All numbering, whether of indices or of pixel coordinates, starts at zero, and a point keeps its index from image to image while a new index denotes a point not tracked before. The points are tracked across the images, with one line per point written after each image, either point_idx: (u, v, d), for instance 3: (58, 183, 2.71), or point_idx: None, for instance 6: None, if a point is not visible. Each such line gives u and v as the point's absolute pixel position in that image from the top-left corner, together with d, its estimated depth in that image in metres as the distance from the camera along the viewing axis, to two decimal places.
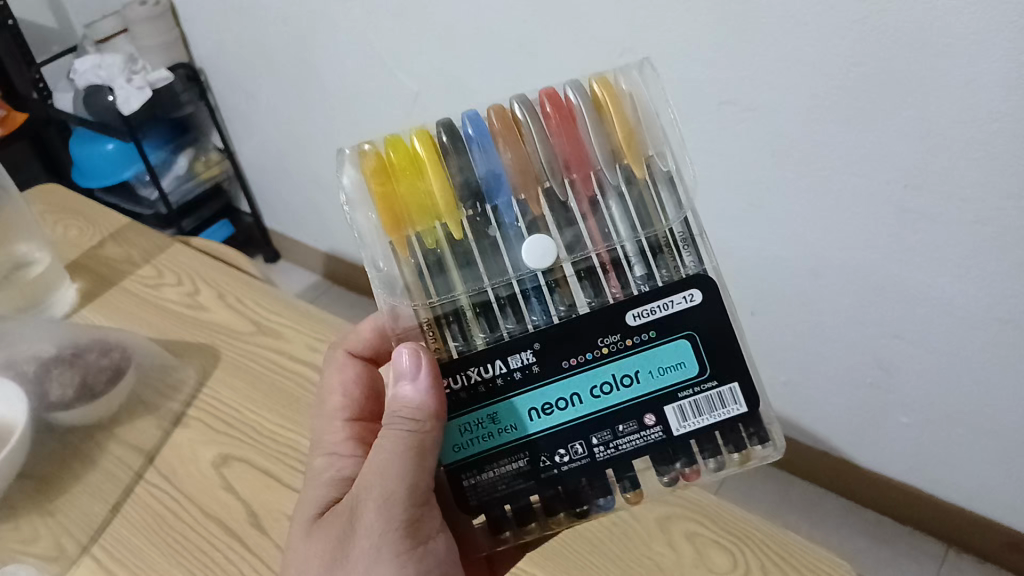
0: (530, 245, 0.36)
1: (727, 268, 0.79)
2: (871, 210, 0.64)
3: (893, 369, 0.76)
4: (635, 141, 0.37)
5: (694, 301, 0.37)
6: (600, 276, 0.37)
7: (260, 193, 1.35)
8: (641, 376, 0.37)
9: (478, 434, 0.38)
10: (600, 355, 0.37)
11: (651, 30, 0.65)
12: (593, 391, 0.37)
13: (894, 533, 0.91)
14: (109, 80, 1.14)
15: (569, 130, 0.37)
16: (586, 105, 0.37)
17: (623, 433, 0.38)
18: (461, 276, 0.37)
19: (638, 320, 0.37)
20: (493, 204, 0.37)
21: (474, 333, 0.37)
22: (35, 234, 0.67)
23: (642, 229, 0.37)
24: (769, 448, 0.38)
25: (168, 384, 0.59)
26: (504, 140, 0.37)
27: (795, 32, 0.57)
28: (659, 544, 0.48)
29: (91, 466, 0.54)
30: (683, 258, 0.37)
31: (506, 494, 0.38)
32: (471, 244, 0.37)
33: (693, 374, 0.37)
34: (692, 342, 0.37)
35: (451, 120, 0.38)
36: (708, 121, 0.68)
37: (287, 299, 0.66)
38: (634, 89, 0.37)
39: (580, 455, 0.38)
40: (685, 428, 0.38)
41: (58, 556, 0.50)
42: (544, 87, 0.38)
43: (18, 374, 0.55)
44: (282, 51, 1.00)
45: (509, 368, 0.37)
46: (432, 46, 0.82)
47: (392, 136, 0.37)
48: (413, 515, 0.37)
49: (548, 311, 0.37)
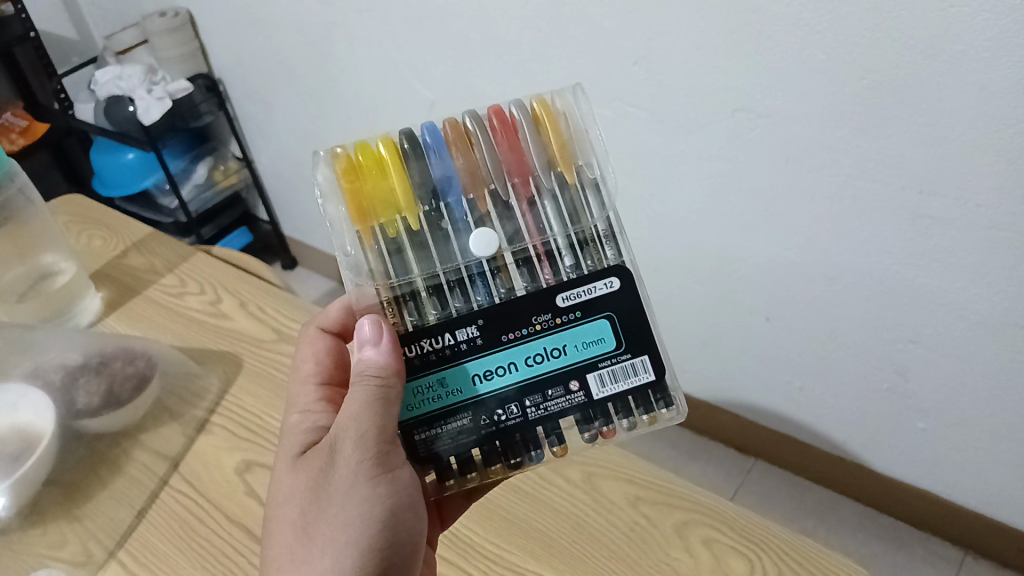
0: (478, 237, 0.39)
1: (742, 274, 0.80)
2: (887, 217, 0.64)
3: (909, 374, 0.76)
4: (567, 151, 0.41)
5: (614, 287, 0.40)
6: (535, 264, 0.40)
7: (277, 201, 1.36)
8: (569, 349, 0.40)
9: (428, 396, 0.40)
10: (533, 331, 0.40)
11: (664, 39, 0.65)
12: (528, 360, 0.40)
13: (911, 538, 0.91)
14: (130, 91, 1.16)
15: (512, 140, 0.40)
16: (525, 119, 0.40)
17: (552, 396, 0.40)
18: (416, 260, 0.40)
19: (567, 302, 0.40)
20: (446, 201, 0.40)
21: (427, 310, 0.40)
22: (61, 245, 0.69)
23: (572, 225, 0.40)
24: (673, 411, 0.41)
25: (191, 391, 0.60)
26: (457, 148, 0.40)
27: (810, 40, 0.58)
28: (678, 550, 0.48)
29: (117, 472, 0.55)
30: (605, 252, 0.41)
31: (449, 449, 0.40)
32: (426, 235, 0.40)
33: (611, 349, 0.40)
34: (611, 321, 0.40)
35: (411, 130, 0.41)
36: (721, 129, 0.68)
37: (308, 308, 0.67)
38: (568, 109, 0.41)
39: (515, 416, 0.40)
40: (604, 393, 0.40)
41: (86, 561, 0.51)
42: (492, 105, 0.41)
43: (45, 382, 0.55)
44: (300, 61, 1.01)
45: (456, 340, 0.40)
46: (447, 57, 0.84)
47: (361, 141, 0.40)
48: (382, 447, 0.38)
49: (491, 292, 0.40)
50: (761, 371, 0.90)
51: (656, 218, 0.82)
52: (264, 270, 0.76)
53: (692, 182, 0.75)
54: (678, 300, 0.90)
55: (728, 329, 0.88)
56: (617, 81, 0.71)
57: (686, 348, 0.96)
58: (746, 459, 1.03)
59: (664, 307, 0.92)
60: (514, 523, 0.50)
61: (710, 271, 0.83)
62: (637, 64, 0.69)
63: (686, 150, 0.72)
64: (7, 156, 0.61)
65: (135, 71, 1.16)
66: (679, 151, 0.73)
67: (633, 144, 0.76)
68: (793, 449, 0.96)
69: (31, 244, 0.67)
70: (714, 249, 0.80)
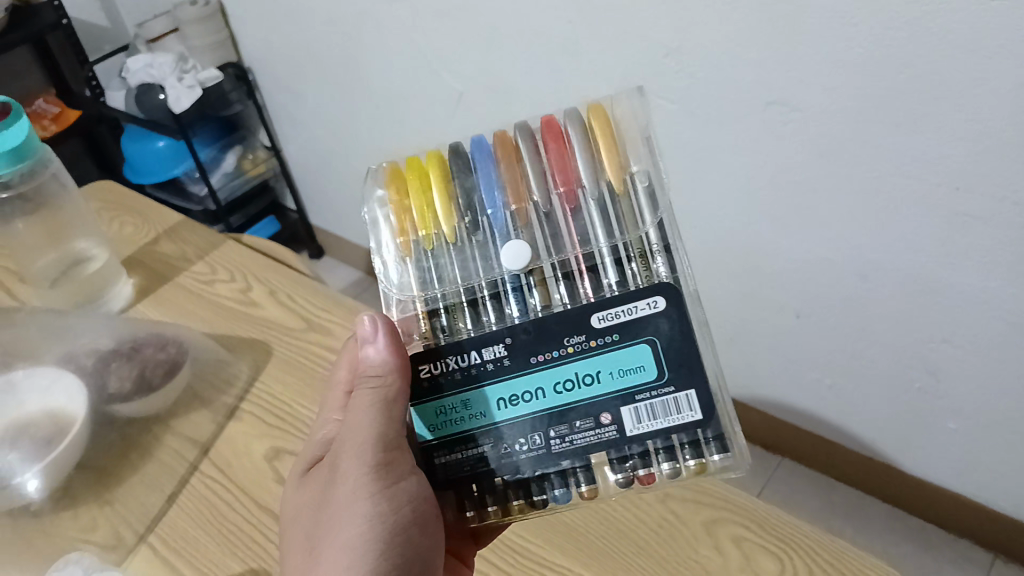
0: (509, 248, 0.38)
1: (772, 269, 0.79)
2: (924, 214, 0.63)
3: (941, 374, 0.75)
4: (615, 157, 0.37)
5: (658, 307, 0.37)
6: (576, 279, 0.38)
7: (306, 191, 1.37)
8: (603, 376, 0.38)
9: (450, 417, 0.39)
10: (566, 353, 0.38)
11: (696, 31, 0.64)
12: (557, 387, 0.38)
13: (939, 540, 0.90)
14: (161, 79, 1.17)
15: (559, 148, 0.38)
16: (576, 127, 0.38)
17: (580, 429, 0.38)
18: (454, 274, 0.39)
19: (604, 323, 0.37)
20: (485, 214, 0.38)
21: (459, 324, 0.39)
22: (93, 230, 0.69)
23: (619, 234, 0.38)
24: (730, 460, 0.37)
25: (223, 377, 0.61)
26: (503, 162, 0.38)
27: (844, 32, 0.57)
28: (706, 548, 0.48)
29: (147, 457, 0.56)
30: (658, 266, 0.37)
31: (470, 475, 0.39)
32: (464, 248, 0.39)
33: (652, 379, 0.37)
34: (653, 347, 0.37)
35: (464, 144, 0.40)
36: (754, 122, 0.67)
37: (336, 296, 0.67)
38: (625, 113, 0.38)
39: (537, 447, 0.38)
40: (638, 430, 0.37)
41: (117, 545, 0.51)
42: (544, 115, 0.40)
43: (78, 367, 0.56)
44: (330, 51, 1.01)
45: (482, 359, 0.38)
46: (476, 47, 0.83)
47: (414, 155, 0.40)
48: (382, 459, 0.39)
49: (526, 307, 0.38)
50: (790, 368, 0.89)
51: (683, 212, 0.81)
52: (297, 261, 0.76)
53: (722, 177, 0.74)
54: (705, 296, 0.89)
55: (757, 325, 0.87)
56: (647, 74, 0.71)
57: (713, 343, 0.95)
58: (772, 456, 1.02)
59: None
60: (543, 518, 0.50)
61: (739, 266, 0.82)
62: (669, 56, 0.68)
63: (718, 144, 0.72)
64: (42, 142, 0.61)
65: (166, 60, 1.17)
66: (711, 144, 0.72)
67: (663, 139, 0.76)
68: (820, 448, 0.96)
69: (65, 229, 0.68)
70: (744, 243, 0.79)
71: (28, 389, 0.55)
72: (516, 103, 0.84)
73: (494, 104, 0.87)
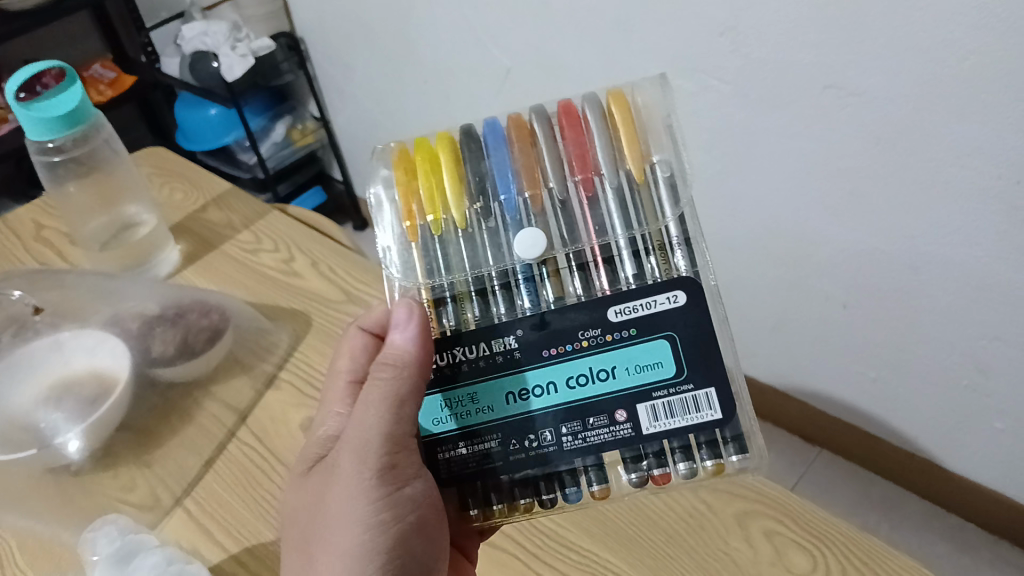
0: (524, 236, 0.37)
1: (821, 257, 0.77)
2: (981, 208, 0.61)
3: (991, 372, 0.73)
4: (636, 145, 0.37)
5: (678, 302, 0.37)
6: (591, 270, 0.38)
7: (352, 162, 1.37)
8: (618, 371, 0.37)
9: (457, 411, 0.38)
10: (579, 348, 0.37)
11: (753, 9, 0.63)
12: (569, 382, 0.37)
13: (979, 541, 0.88)
14: (215, 47, 1.17)
15: (577, 135, 0.38)
16: (594, 113, 0.38)
17: (593, 426, 0.37)
18: (462, 261, 0.38)
19: (620, 317, 0.37)
20: (498, 200, 0.38)
21: (466, 313, 0.38)
22: (142, 197, 0.71)
23: (638, 226, 0.37)
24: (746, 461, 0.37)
25: (262, 345, 0.61)
26: (517, 144, 0.38)
27: (908, 16, 0.55)
28: (737, 540, 0.47)
29: (188, 420, 0.56)
30: (677, 260, 0.37)
31: (474, 472, 0.38)
32: (473, 234, 0.38)
33: (670, 376, 0.37)
34: (671, 342, 0.37)
35: (474, 127, 0.40)
36: (810, 104, 0.65)
37: (376, 270, 0.68)
38: (646, 103, 0.38)
39: (548, 443, 0.37)
40: (656, 428, 0.37)
41: (154, 506, 0.52)
42: (562, 100, 0.40)
43: (124, 330, 0.57)
44: (380, 23, 1.01)
45: (491, 351, 0.38)
46: (527, 22, 0.82)
47: (421, 138, 0.40)
48: (386, 463, 0.38)
49: (538, 298, 0.38)
50: (834, 359, 0.87)
51: (732, 196, 0.79)
52: (338, 232, 0.77)
53: (772, 161, 0.72)
54: (751, 282, 0.88)
55: (801, 314, 0.85)
56: (700, 54, 0.69)
57: (756, 332, 0.94)
58: (811, 448, 1.01)
59: (737, 288, 0.90)
60: None
61: (787, 254, 0.80)
62: (723, 35, 0.66)
63: (770, 127, 0.70)
64: (94, 107, 0.62)
65: (221, 28, 1.17)
66: (764, 128, 0.70)
67: (712, 121, 0.74)
68: (861, 442, 0.94)
69: (115, 195, 0.70)
70: (793, 228, 0.77)
71: (74, 350, 0.57)
72: (565, 80, 0.83)
73: (543, 83, 0.87)
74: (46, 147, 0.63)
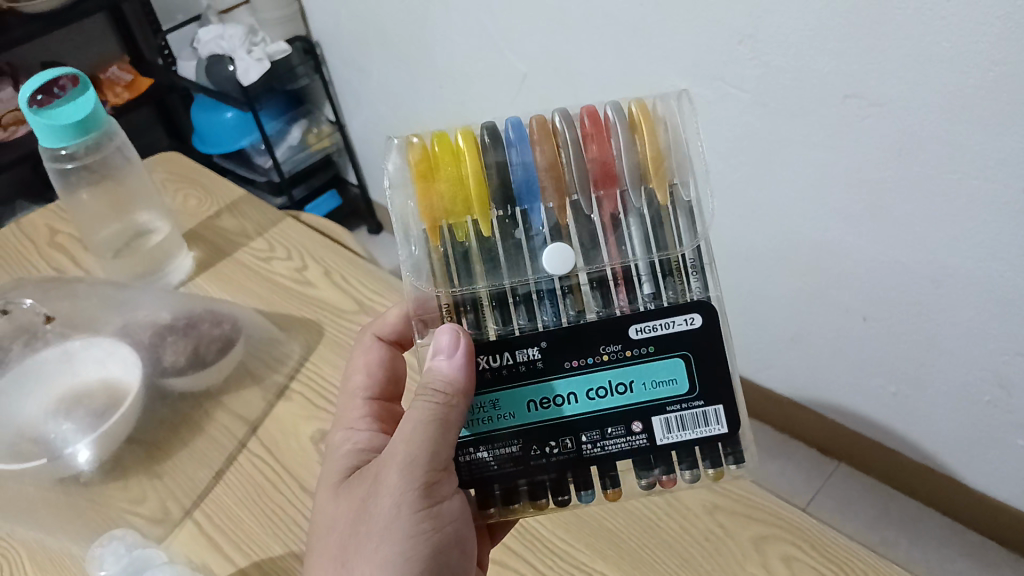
0: (550, 252, 0.37)
1: (840, 269, 0.76)
2: (1005, 221, 0.60)
3: (1014, 388, 0.71)
4: (661, 167, 0.37)
5: (694, 324, 0.37)
6: (610, 287, 0.38)
7: (367, 165, 1.37)
8: (635, 386, 0.37)
9: (479, 417, 0.38)
10: (601, 361, 0.37)
11: (774, 17, 0.61)
12: (589, 393, 0.37)
13: (999, 558, 0.87)
14: (231, 51, 1.17)
15: (604, 147, 0.37)
16: (621, 124, 0.36)
17: (610, 435, 0.37)
18: (484, 270, 0.38)
19: (640, 334, 0.37)
20: (522, 207, 0.37)
21: (488, 323, 0.38)
22: (155, 204, 0.70)
23: (657, 250, 0.37)
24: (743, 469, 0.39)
25: (273, 357, 0.61)
26: (542, 150, 0.36)
27: (932, 26, 0.53)
28: (753, 564, 0.46)
29: (198, 432, 0.56)
30: (691, 284, 0.38)
31: (495, 475, 0.38)
32: (496, 243, 0.37)
33: (683, 393, 0.37)
34: (686, 361, 0.37)
35: (496, 122, 0.38)
36: (829, 114, 0.64)
37: (388, 280, 0.67)
38: (669, 116, 0.37)
39: (567, 451, 0.38)
40: (668, 439, 0.37)
41: (163, 518, 0.52)
42: (586, 103, 0.38)
43: (136, 340, 0.57)
44: (395, 29, 1.01)
45: (514, 360, 0.37)
46: (544, 29, 0.81)
47: (440, 131, 0.37)
48: (429, 479, 0.36)
49: (558, 314, 0.38)
50: (853, 371, 0.86)
51: (751, 207, 0.78)
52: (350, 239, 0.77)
53: (792, 171, 0.71)
54: (768, 293, 0.86)
55: (819, 325, 0.84)
56: (719, 62, 0.68)
57: (773, 343, 0.92)
58: (828, 462, 0.99)
59: (754, 298, 0.89)
60: (586, 520, 0.49)
61: (806, 265, 0.79)
62: (742, 43, 0.65)
63: (790, 136, 0.69)
64: (106, 117, 0.62)
65: (237, 31, 1.17)
66: (783, 137, 0.69)
67: (730, 129, 0.73)
68: (879, 457, 0.93)
69: (128, 201, 0.70)
70: (813, 239, 0.76)
71: (85, 359, 0.57)
72: (580, 85, 0.82)
73: (558, 89, 0.86)
74: (59, 155, 0.63)
